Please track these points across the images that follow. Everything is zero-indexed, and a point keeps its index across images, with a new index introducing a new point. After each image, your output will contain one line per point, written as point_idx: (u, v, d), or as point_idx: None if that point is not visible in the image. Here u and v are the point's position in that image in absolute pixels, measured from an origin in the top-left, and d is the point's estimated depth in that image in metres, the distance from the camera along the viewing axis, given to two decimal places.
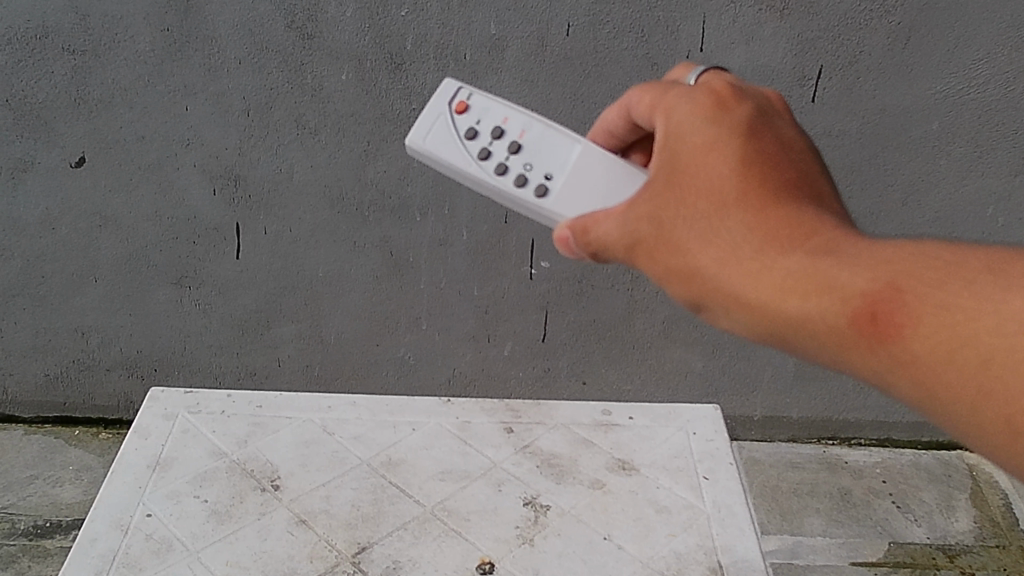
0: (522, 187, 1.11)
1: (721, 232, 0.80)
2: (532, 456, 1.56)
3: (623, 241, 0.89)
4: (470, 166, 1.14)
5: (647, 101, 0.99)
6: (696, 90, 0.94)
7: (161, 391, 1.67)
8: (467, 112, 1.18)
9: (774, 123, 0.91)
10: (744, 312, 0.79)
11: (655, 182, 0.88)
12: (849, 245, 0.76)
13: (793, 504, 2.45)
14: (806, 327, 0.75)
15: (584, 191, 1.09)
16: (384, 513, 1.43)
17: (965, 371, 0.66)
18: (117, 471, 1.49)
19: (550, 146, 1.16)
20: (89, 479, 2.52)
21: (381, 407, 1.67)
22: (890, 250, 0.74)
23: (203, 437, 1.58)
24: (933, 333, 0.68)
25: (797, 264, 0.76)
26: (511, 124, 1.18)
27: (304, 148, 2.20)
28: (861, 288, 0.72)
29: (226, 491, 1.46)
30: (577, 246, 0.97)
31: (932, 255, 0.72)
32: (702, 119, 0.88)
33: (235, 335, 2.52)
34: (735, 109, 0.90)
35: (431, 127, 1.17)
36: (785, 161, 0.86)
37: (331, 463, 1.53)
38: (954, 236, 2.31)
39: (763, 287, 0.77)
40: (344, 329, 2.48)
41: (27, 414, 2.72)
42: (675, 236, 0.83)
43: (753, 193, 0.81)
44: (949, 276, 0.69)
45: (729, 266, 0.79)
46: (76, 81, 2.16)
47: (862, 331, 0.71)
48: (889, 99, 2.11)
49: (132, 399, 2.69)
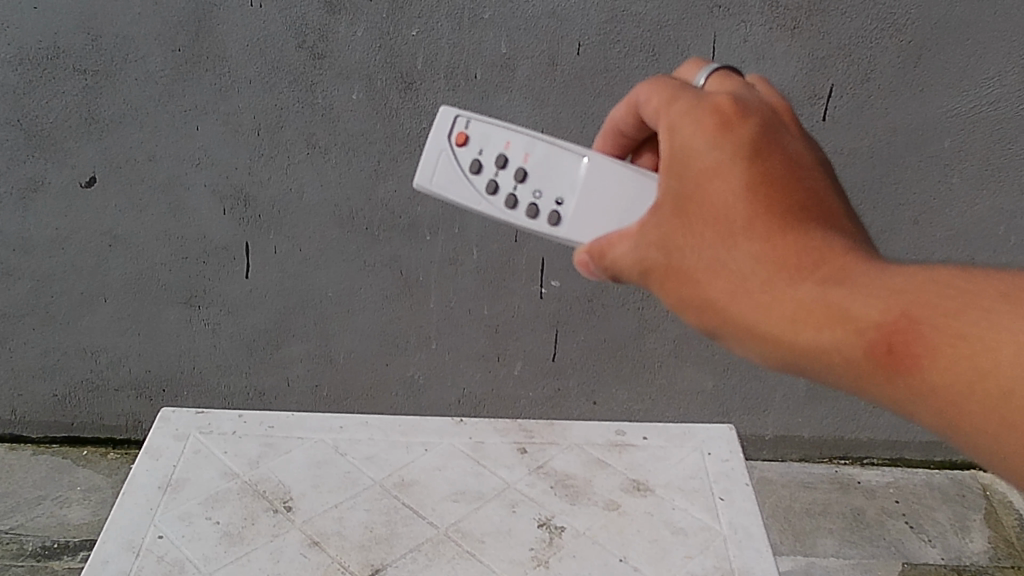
0: (535, 217, 1.12)
1: (730, 262, 0.79)
2: (546, 477, 1.55)
3: (634, 265, 0.88)
4: (480, 203, 1.14)
5: (653, 108, 0.93)
6: (698, 99, 0.89)
7: (171, 412, 1.67)
8: (467, 144, 1.17)
9: (781, 131, 0.88)
10: (758, 341, 0.78)
11: (660, 204, 0.85)
12: (862, 272, 0.75)
13: (805, 525, 2.43)
14: (821, 358, 0.75)
15: (597, 213, 1.09)
16: (397, 535, 1.42)
17: (987, 403, 0.66)
18: (128, 493, 1.48)
19: (556, 165, 1.15)
20: (97, 500, 2.51)
21: (394, 427, 1.66)
22: (905, 276, 0.73)
23: (215, 458, 1.57)
24: (952, 365, 0.68)
25: (809, 295, 0.75)
26: (513, 148, 1.17)
27: (314, 168, 2.20)
28: (876, 319, 0.71)
29: (237, 513, 1.45)
30: (592, 268, 0.96)
31: (947, 282, 0.71)
32: (704, 135, 0.84)
33: (244, 354, 2.51)
34: (739, 120, 0.85)
35: (434, 165, 1.16)
36: (794, 177, 0.83)
37: (343, 484, 1.52)
38: (967, 254, 2.30)
39: (777, 318, 0.77)
40: (353, 349, 2.48)
41: (35, 434, 2.71)
42: (685, 265, 0.82)
43: (762, 218, 0.79)
44: (967, 305, 0.69)
45: (742, 296, 0.78)
46: (87, 101, 2.16)
47: (879, 361, 0.71)
48: (900, 117, 2.11)
49: (141, 419, 2.68)
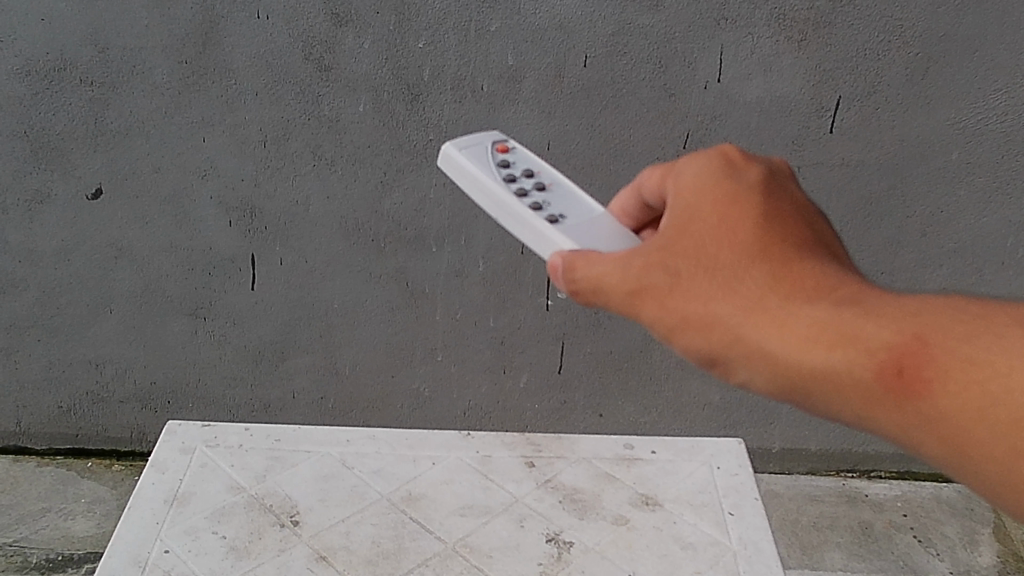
0: (534, 208, 1.09)
1: (742, 282, 0.78)
2: (554, 491, 1.54)
3: (626, 286, 0.84)
4: (493, 180, 1.14)
5: (657, 174, 1.00)
6: (710, 157, 0.93)
7: (178, 425, 1.66)
8: (507, 153, 1.21)
9: (787, 189, 0.91)
10: (763, 363, 0.75)
11: (669, 233, 0.85)
12: (873, 298, 0.74)
13: (813, 538, 2.42)
14: (829, 380, 0.72)
15: (590, 231, 1.06)
16: (405, 549, 1.41)
17: (996, 431, 0.65)
18: (134, 507, 1.47)
19: (573, 198, 1.15)
20: (102, 512, 2.50)
21: (401, 441, 1.65)
22: (914, 303, 0.72)
23: (221, 471, 1.56)
24: (962, 390, 0.66)
25: (820, 314, 0.73)
26: (544, 174, 1.20)
27: (320, 179, 2.20)
28: (887, 340, 0.70)
29: (244, 528, 1.44)
30: (575, 294, 0.92)
31: (959, 309, 0.70)
32: (716, 185, 0.88)
33: (250, 366, 2.50)
34: (749, 178, 0.89)
35: (471, 148, 1.20)
36: (802, 224, 0.84)
37: (350, 498, 1.51)
38: (974, 267, 2.29)
39: (785, 336, 0.74)
40: (358, 361, 2.47)
41: (39, 446, 2.70)
42: (691, 283, 0.80)
43: (776, 248, 0.80)
44: (979, 330, 0.68)
45: (750, 315, 0.76)
46: (94, 112, 2.16)
47: (889, 384, 0.69)
48: (908, 130, 2.10)
49: (145, 432, 2.67)
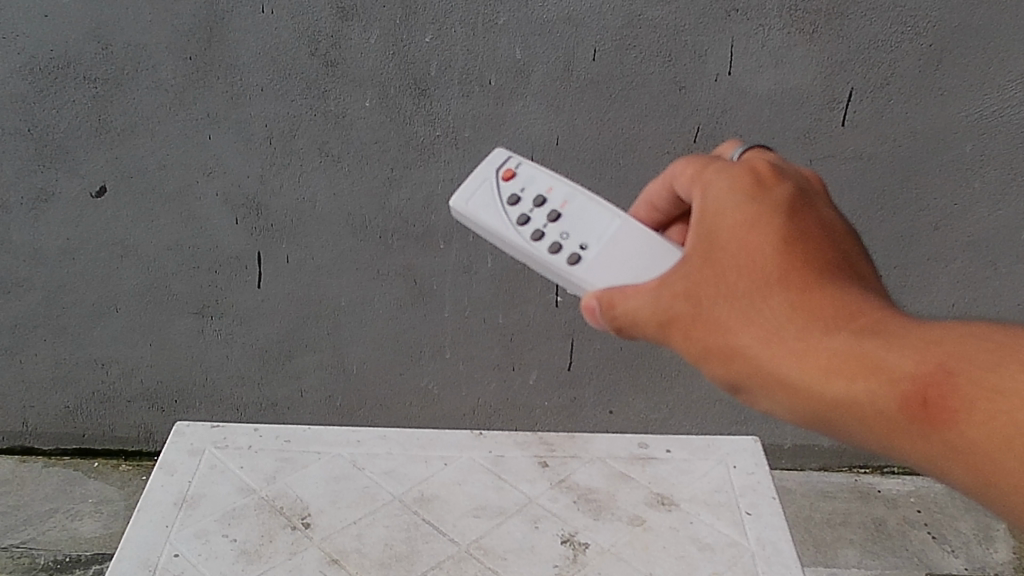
0: (556, 253, 1.07)
1: (764, 312, 0.77)
2: (568, 492, 1.52)
3: (654, 317, 0.83)
4: (508, 231, 1.11)
5: (687, 171, 0.96)
6: (732, 164, 0.91)
7: (186, 426, 1.64)
8: (513, 180, 1.18)
9: (810, 200, 0.89)
10: (788, 393, 0.75)
11: (691, 258, 0.83)
12: (896, 327, 0.73)
13: (826, 536, 2.39)
14: (853, 410, 0.73)
15: (617, 262, 1.04)
16: (418, 552, 1.39)
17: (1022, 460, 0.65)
18: (143, 510, 1.45)
19: (591, 216, 1.12)
20: (109, 513, 2.48)
21: (412, 441, 1.63)
22: (939, 331, 0.72)
23: (231, 473, 1.54)
24: (989, 419, 0.66)
25: (844, 346, 0.73)
26: (555, 193, 1.16)
27: (327, 176, 2.17)
28: (911, 371, 0.70)
29: (256, 530, 1.42)
30: (603, 317, 0.90)
31: (982, 337, 0.71)
32: (737, 198, 0.85)
33: (256, 364, 2.48)
34: (772, 187, 0.87)
35: (476, 191, 1.16)
36: (825, 239, 0.83)
37: (362, 500, 1.49)
38: (988, 261, 2.26)
39: (809, 368, 0.74)
40: (366, 359, 2.45)
41: (45, 446, 2.69)
42: (713, 312, 0.79)
43: (797, 272, 0.78)
44: (1002, 359, 0.68)
45: (773, 345, 0.75)
46: (98, 110, 2.14)
47: (913, 415, 0.69)
48: (921, 121, 2.07)
49: (152, 431, 2.65)
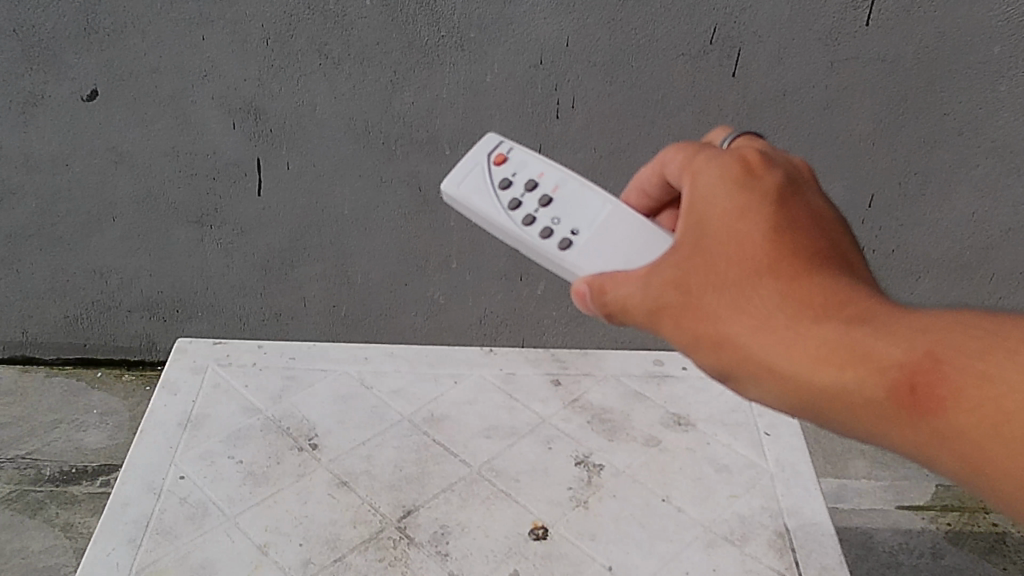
0: (547, 238, 1.04)
1: (752, 300, 0.75)
2: (582, 412, 1.48)
3: (644, 306, 0.82)
4: (499, 215, 1.08)
5: (676, 159, 0.94)
6: (725, 152, 0.90)
7: (188, 343, 1.59)
8: (504, 164, 1.13)
9: (804, 191, 0.86)
10: (775, 381, 0.74)
11: (680, 247, 0.82)
12: (885, 315, 0.72)
13: (835, 445, 2.38)
14: (841, 398, 0.71)
15: (611, 251, 1.01)
16: (429, 474, 1.36)
17: (1012, 447, 0.62)
18: (146, 431, 1.41)
19: (582, 202, 1.09)
20: (115, 423, 2.47)
21: (421, 358, 1.58)
22: (927, 319, 0.70)
23: (235, 393, 1.50)
24: (976, 407, 0.64)
25: (832, 334, 0.72)
26: (545, 178, 1.13)
27: (327, 79, 2.08)
28: (898, 359, 0.68)
29: (262, 451, 1.39)
30: (593, 304, 0.89)
31: (972, 324, 0.68)
32: (727, 187, 0.84)
33: (258, 274, 2.43)
34: (765, 176, 0.85)
35: (466, 173, 1.12)
36: (818, 230, 0.81)
37: (370, 420, 1.45)
38: (1012, 168, 2.19)
39: (796, 356, 0.72)
40: (371, 269, 2.40)
41: (47, 356, 2.66)
42: (701, 301, 0.78)
43: (786, 261, 0.76)
44: (990, 346, 0.66)
45: (762, 333, 0.74)
46: (85, 9, 2.03)
47: (901, 402, 0.68)
48: (950, 20, 1.97)
49: (155, 341, 2.62)
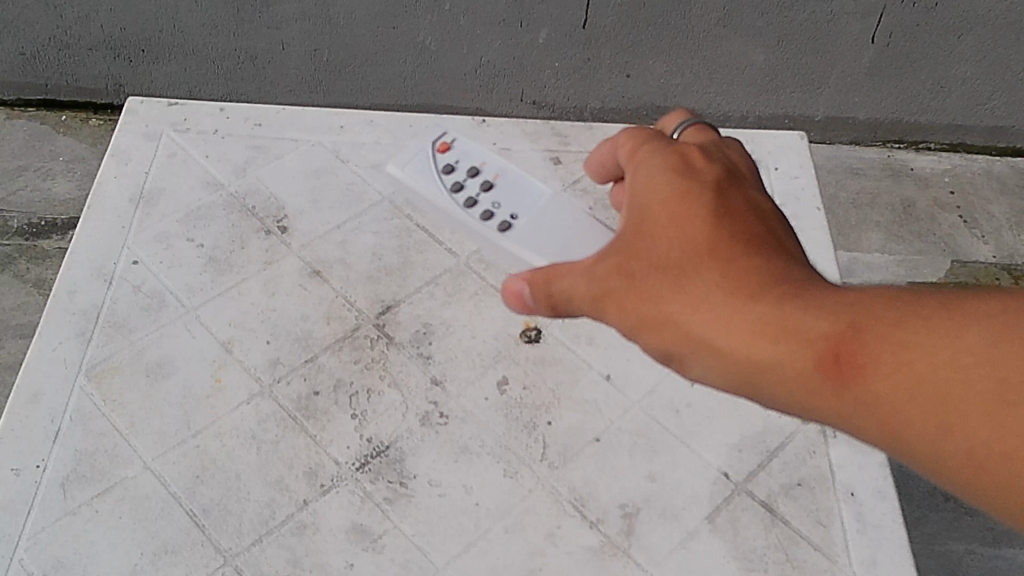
0: (487, 220, 1.03)
1: (687, 283, 0.68)
2: (583, 196, 1.33)
3: (587, 295, 0.73)
4: (441, 198, 1.06)
5: (625, 145, 0.83)
6: (668, 142, 0.80)
7: (139, 102, 1.40)
8: (448, 152, 1.10)
9: (744, 182, 0.78)
10: (711, 359, 0.67)
11: (621, 235, 0.74)
12: (814, 291, 0.65)
13: (850, 218, 2.12)
14: (774, 375, 0.65)
15: (551, 236, 1.01)
16: (411, 265, 1.23)
17: (966, 405, 0.57)
18: (94, 207, 1.27)
19: (524, 186, 1.08)
20: (82, 174, 2.26)
21: (405, 128, 1.40)
22: (853, 293, 0.65)
23: (194, 164, 1.33)
24: (898, 367, 0.60)
25: (762, 311, 0.65)
26: (489, 165, 1.09)
27: None
28: (823, 330, 0.63)
29: (225, 234, 1.25)
30: (535, 302, 0.78)
31: (902, 299, 0.63)
32: (665, 173, 0.76)
33: (230, 11, 2.06)
34: (704, 164, 0.77)
35: (411, 157, 1.10)
36: (757, 214, 0.73)
37: (347, 200, 1.30)
38: None
39: (730, 335, 0.66)
40: (355, 6, 2.00)
41: (6, 96, 2.37)
42: (643, 285, 0.69)
43: (721, 242, 0.69)
44: (921, 315, 0.61)
45: (699, 311, 0.67)
46: None
47: (829, 373, 0.62)
48: None
49: (121, 83, 2.30)
